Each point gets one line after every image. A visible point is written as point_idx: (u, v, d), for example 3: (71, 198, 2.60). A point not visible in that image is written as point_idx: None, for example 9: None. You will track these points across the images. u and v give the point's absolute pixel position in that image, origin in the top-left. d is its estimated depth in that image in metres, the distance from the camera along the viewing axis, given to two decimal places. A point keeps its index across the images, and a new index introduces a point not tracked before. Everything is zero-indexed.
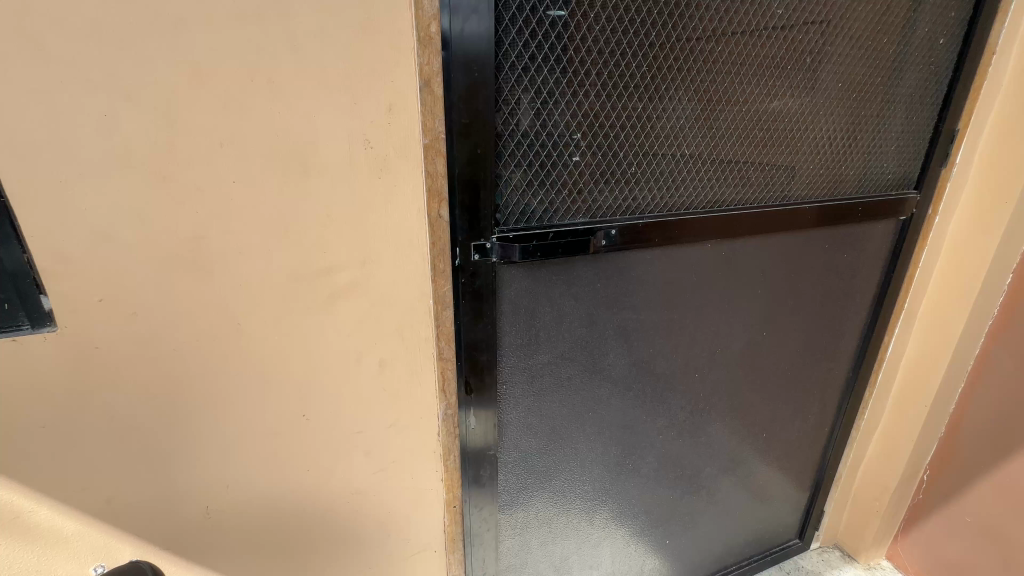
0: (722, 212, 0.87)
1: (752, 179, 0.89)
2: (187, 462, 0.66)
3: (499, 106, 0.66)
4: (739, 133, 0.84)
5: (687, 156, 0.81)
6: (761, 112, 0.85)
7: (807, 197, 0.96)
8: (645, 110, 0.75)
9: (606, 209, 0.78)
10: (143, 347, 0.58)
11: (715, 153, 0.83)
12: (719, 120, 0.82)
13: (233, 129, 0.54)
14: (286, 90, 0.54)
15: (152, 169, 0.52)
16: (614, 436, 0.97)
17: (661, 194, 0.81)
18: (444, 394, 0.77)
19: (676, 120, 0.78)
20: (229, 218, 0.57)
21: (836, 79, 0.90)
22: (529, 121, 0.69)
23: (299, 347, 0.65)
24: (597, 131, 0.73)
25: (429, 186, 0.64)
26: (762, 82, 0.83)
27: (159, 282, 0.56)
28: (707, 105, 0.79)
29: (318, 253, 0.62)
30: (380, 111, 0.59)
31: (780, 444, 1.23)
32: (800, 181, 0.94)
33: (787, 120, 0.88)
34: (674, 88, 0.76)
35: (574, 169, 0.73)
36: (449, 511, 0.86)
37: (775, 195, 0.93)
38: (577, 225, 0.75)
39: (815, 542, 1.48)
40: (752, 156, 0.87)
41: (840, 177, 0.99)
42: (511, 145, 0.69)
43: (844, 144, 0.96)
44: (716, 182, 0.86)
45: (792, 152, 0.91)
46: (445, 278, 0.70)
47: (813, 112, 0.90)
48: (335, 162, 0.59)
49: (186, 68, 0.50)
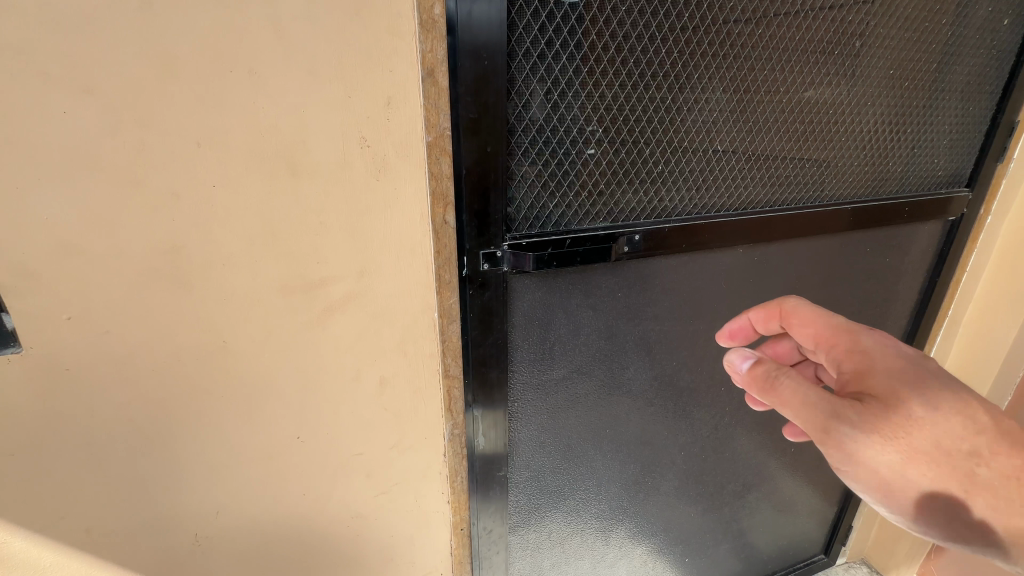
0: (757, 213, 0.79)
1: (789, 177, 0.81)
2: (172, 489, 0.61)
3: (511, 98, 0.59)
4: (777, 127, 0.76)
5: (719, 152, 0.73)
6: (803, 102, 0.77)
7: (849, 196, 0.88)
8: (675, 102, 0.68)
9: (630, 212, 0.71)
10: (119, 367, 0.53)
11: (751, 148, 0.76)
12: (757, 112, 0.74)
13: (212, 127, 0.48)
14: (271, 82, 0.48)
15: (121, 172, 0.47)
16: (633, 453, 0.90)
17: (690, 195, 0.74)
18: (451, 412, 0.71)
19: (709, 112, 0.70)
20: (210, 226, 0.51)
21: (886, 66, 0.81)
22: (546, 115, 0.62)
23: (291, 365, 0.60)
24: (621, 125, 0.66)
25: (433, 188, 0.57)
26: (805, 70, 0.75)
27: (135, 296, 0.51)
28: (743, 95, 0.72)
29: (311, 264, 0.56)
30: (378, 104, 0.52)
31: (809, 459, 1.16)
32: (842, 178, 0.86)
33: (830, 111, 0.80)
34: (708, 76, 0.68)
35: (595, 169, 0.67)
36: (456, 534, 0.80)
37: (815, 194, 0.85)
38: (597, 230, 0.68)
39: (842, 557, 1.40)
40: (791, 151, 0.79)
41: (885, 174, 0.90)
42: (525, 143, 0.62)
43: (892, 138, 0.87)
44: (751, 181, 0.78)
45: (835, 147, 0.83)
46: (452, 289, 0.63)
47: (859, 102, 0.81)
48: (327, 163, 0.52)
49: (156, 57, 0.44)
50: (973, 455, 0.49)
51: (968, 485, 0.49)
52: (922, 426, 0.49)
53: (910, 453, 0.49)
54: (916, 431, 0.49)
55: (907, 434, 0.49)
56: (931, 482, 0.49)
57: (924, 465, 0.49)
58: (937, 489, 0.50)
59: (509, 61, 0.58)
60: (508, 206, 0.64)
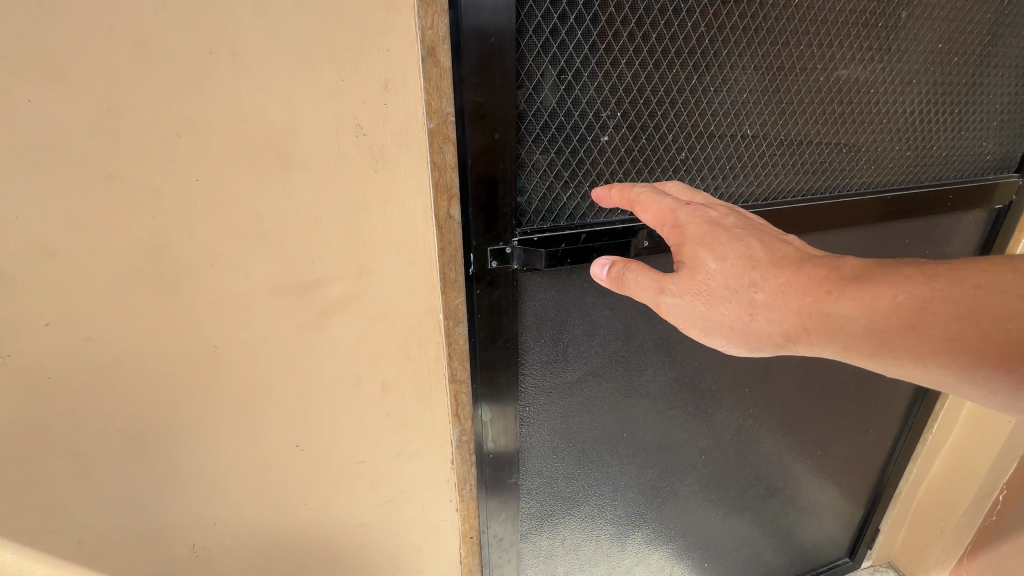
0: (789, 203, 0.73)
1: (823, 163, 0.75)
2: (166, 500, 0.58)
3: (521, 81, 0.54)
4: (812, 108, 0.70)
5: (749, 136, 0.68)
6: (841, 81, 0.70)
7: (887, 183, 0.82)
8: (701, 82, 0.62)
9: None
10: (105, 375, 0.50)
11: (783, 132, 0.70)
12: (790, 92, 0.68)
13: (193, 116, 0.44)
14: (256, 64, 0.44)
15: (96, 166, 0.43)
16: (651, 457, 0.86)
17: (716, 184, 0.68)
18: (459, 418, 0.67)
19: (738, 93, 0.65)
20: (194, 224, 0.47)
21: (932, 40, 0.74)
22: (559, 98, 0.57)
23: (288, 371, 0.56)
24: (642, 109, 0.60)
25: (435, 179, 0.53)
26: (844, 45, 0.69)
27: (117, 299, 0.47)
28: (776, 74, 0.66)
29: (306, 263, 0.52)
30: (374, 89, 0.47)
31: (835, 461, 1.10)
32: (881, 163, 0.79)
33: (871, 90, 0.73)
34: (738, 53, 0.62)
35: (612, 157, 0.61)
36: (466, 543, 0.77)
37: (850, 181, 0.79)
38: (614, 223, 0.64)
39: (867, 560, 1.35)
40: (826, 135, 0.73)
41: (928, 159, 0.83)
42: (537, 129, 0.57)
43: (936, 119, 0.80)
44: (782, 168, 0.72)
45: (874, 129, 0.76)
46: (458, 289, 0.59)
47: (902, 80, 0.75)
48: (320, 154, 0.48)
49: (127, 37, 0.40)
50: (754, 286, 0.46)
51: (757, 311, 0.45)
52: (714, 276, 0.46)
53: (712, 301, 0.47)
54: (710, 284, 0.46)
55: (702, 289, 0.47)
56: (732, 321, 0.46)
57: (722, 305, 0.46)
58: (742, 326, 0.46)
59: (518, 39, 0.52)
60: (518, 198, 0.59)
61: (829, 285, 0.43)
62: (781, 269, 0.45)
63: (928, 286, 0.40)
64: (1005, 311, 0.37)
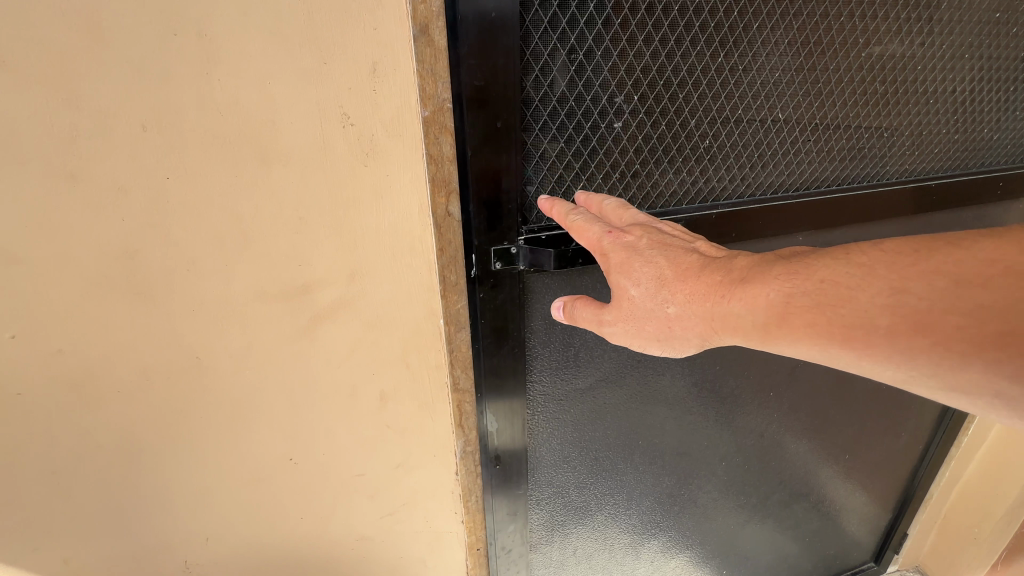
0: (822, 194, 0.67)
1: (862, 149, 0.68)
2: (154, 517, 0.55)
3: (526, 62, 0.49)
4: (851, 88, 0.63)
5: (780, 121, 0.61)
6: (885, 56, 0.63)
7: (931, 170, 0.75)
8: (729, 60, 0.56)
9: (669, 196, 0.60)
10: (81, 390, 0.46)
11: (818, 116, 0.63)
12: (828, 70, 0.61)
13: (159, 107, 0.39)
14: (227, 48, 0.39)
15: (55, 165, 0.39)
16: (668, 465, 0.81)
17: (742, 173, 0.63)
18: (462, 429, 0.63)
19: (770, 72, 0.58)
20: (168, 227, 0.43)
21: (987, 8, 0.67)
22: (569, 80, 0.51)
23: (279, 381, 0.53)
24: (662, 91, 0.54)
25: (432, 174, 0.48)
26: (888, 16, 0.62)
27: (88, 310, 0.44)
28: (811, 49, 0.59)
29: (293, 267, 0.48)
30: (362, 73, 0.42)
31: (863, 465, 1.04)
32: (925, 148, 0.72)
33: (917, 67, 0.66)
34: (770, 27, 0.56)
35: (628, 145, 0.56)
36: (472, 554, 0.73)
37: (891, 168, 0.72)
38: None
39: (894, 565, 1.29)
40: (865, 118, 0.66)
41: (977, 143, 0.76)
42: (544, 117, 0.52)
43: (987, 98, 0.73)
44: (815, 155, 0.66)
45: (919, 110, 0.69)
46: (459, 292, 0.54)
47: (952, 55, 0.67)
48: (304, 147, 0.43)
49: (78, 18, 0.35)
50: (664, 300, 0.43)
51: (672, 324, 0.44)
52: (633, 302, 0.45)
53: (641, 324, 0.45)
54: (632, 307, 0.45)
55: (627, 313, 0.45)
56: (657, 336, 0.45)
57: (648, 326, 0.45)
58: (668, 337, 0.45)
59: (523, 14, 0.47)
60: (524, 193, 0.54)
61: (722, 290, 0.41)
62: (685, 277, 0.43)
63: (794, 278, 0.38)
64: (841, 299, 0.36)
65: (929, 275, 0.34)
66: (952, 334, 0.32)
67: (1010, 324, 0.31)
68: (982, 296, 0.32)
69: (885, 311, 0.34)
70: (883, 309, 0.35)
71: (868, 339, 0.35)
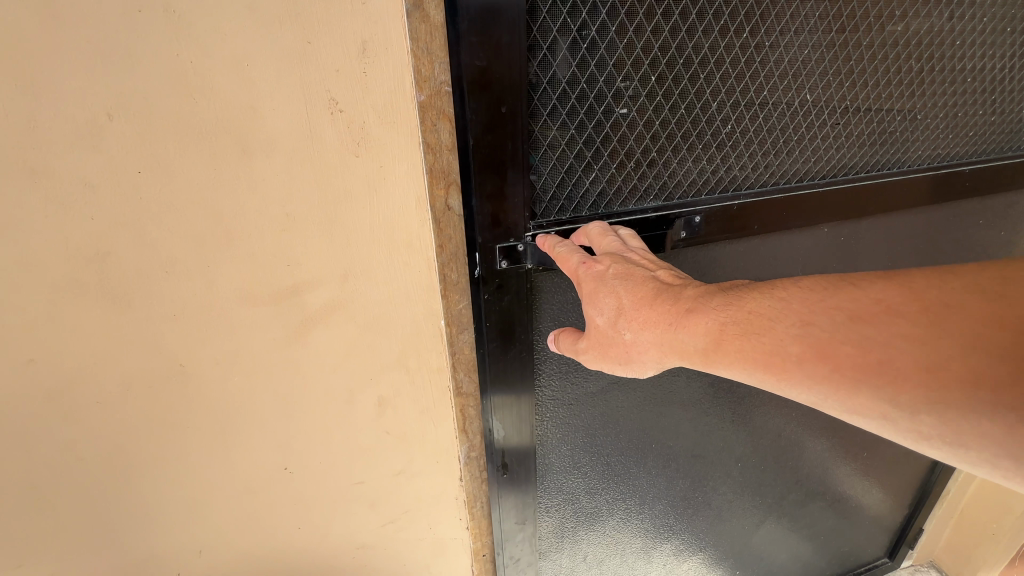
0: (849, 182, 0.63)
1: (894, 134, 0.64)
2: (142, 531, 0.52)
3: (532, 41, 0.45)
4: (885, 67, 0.59)
5: (807, 103, 0.57)
6: (921, 31, 0.59)
7: (965, 154, 0.70)
8: (754, 36, 0.51)
9: (688, 186, 0.56)
10: (58, 402, 0.43)
11: (847, 98, 0.59)
12: (860, 48, 0.57)
13: (126, 95, 0.35)
14: (199, 26, 0.35)
15: (12, 160, 0.35)
16: (682, 468, 0.78)
17: (765, 162, 0.59)
18: (467, 433, 0.60)
19: (798, 50, 0.54)
20: (142, 226, 0.39)
21: None
22: (578, 61, 0.46)
23: (269, 389, 0.49)
24: (682, 72, 0.50)
25: (430, 165, 0.44)
26: None
27: (60, 317, 0.40)
28: (843, 24, 0.55)
29: (280, 267, 0.44)
30: (350, 53, 0.38)
31: (881, 461, 1.01)
32: (960, 131, 0.68)
33: (955, 44, 0.61)
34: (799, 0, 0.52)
35: (645, 132, 0.51)
36: (478, 560, 0.70)
37: (924, 154, 0.67)
38: (645, 211, 0.54)
39: (909, 561, 1.26)
40: (898, 100, 0.62)
41: (1013, 126, 0.72)
42: (552, 102, 0.47)
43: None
44: (843, 141, 0.62)
45: (956, 90, 0.65)
46: (460, 291, 0.50)
47: (992, 30, 0.63)
48: (288, 137, 0.40)
49: None
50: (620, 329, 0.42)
51: (631, 350, 0.42)
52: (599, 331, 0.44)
53: (606, 351, 0.44)
54: (600, 335, 0.44)
55: (595, 340, 0.45)
56: (619, 360, 0.44)
57: (610, 352, 0.44)
58: (629, 361, 0.43)
59: None
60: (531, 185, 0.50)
61: (668, 319, 0.39)
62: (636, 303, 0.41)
63: (728, 308, 0.37)
64: (762, 329, 0.35)
65: (830, 310, 0.34)
66: (847, 361, 0.32)
67: (889, 353, 0.31)
68: (867, 330, 0.32)
69: (797, 340, 0.34)
70: (794, 339, 0.34)
71: (784, 366, 0.34)
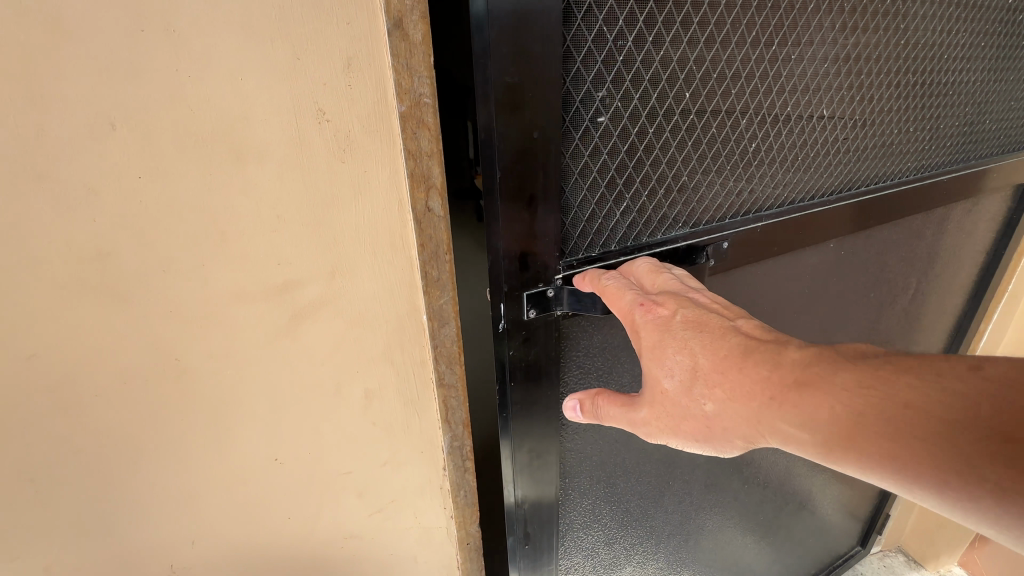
0: (819, 204, 0.77)
1: (846, 163, 0.79)
2: (137, 522, 0.54)
3: (569, 104, 0.53)
4: (835, 114, 0.73)
5: (779, 147, 0.70)
6: (857, 86, 0.73)
7: (897, 173, 0.87)
8: (740, 100, 0.63)
9: (701, 215, 0.68)
10: (57, 394, 0.45)
11: (809, 139, 0.72)
12: (814, 103, 0.70)
13: (128, 105, 0.38)
14: (199, 43, 0.38)
15: (20, 164, 0.37)
16: (682, 483, 0.89)
17: (752, 195, 0.71)
18: (449, 423, 0.62)
19: (772, 108, 0.66)
20: (141, 226, 0.42)
21: (931, 38, 0.78)
22: (614, 123, 0.56)
23: (260, 382, 0.52)
24: (691, 129, 0.61)
25: (410, 169, 0.47)
26: (860, 50, 0.71)
27: (61, 313, 0.43)
28: (802, 86, 0.68)
29: (271, 265, 0.47)
30: (337, 68, 0.42)
31: None
32: (893, 154, 0.84)
33: (882, 91, 0.76)
34: (771, 70, 0.64)
35: (665, 175, 0.62)
36: (462, 549, 0.73)
37: (868, 177, 0.83)
38: (677, 241, 0.65)
39: (877, 546, 1.33)
40: (847, 138, 0.76)
41: (930, 147, 0.89)
42: (591, 156, 0.56)
43: (936, 109, 0.86)
44: (809, 173, 0.75)
45: (887, 126, 0.80)
46: (441, 287, 0.54)
47: (908, 78, 0.79)
48: (278, 144, 0.43)
49: (40, 12, 0.34)
50: (701, 398, 0.46)
51: (712, 424, 0.46)
52: (670, 396, 0.48)
53: (681, 421, 0.48)
54: (668, 399, 0.48)
55: (662, 405, 0.49)
56: (696, 434, 0.47)
57: (685, 423, 0.48)
58: (707, 435, 0.47)
59: (564, 62, 0.51)
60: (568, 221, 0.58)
61: (769, 394, 0.42)
62: (727, 376, 0.44)
63: (852, 391, 0.39)
64: (897, 418, 0.37)
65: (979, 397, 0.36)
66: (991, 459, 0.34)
67: None
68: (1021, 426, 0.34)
69: (937, 434, 0.36)
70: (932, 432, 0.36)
71: (921, 463, 0.36)
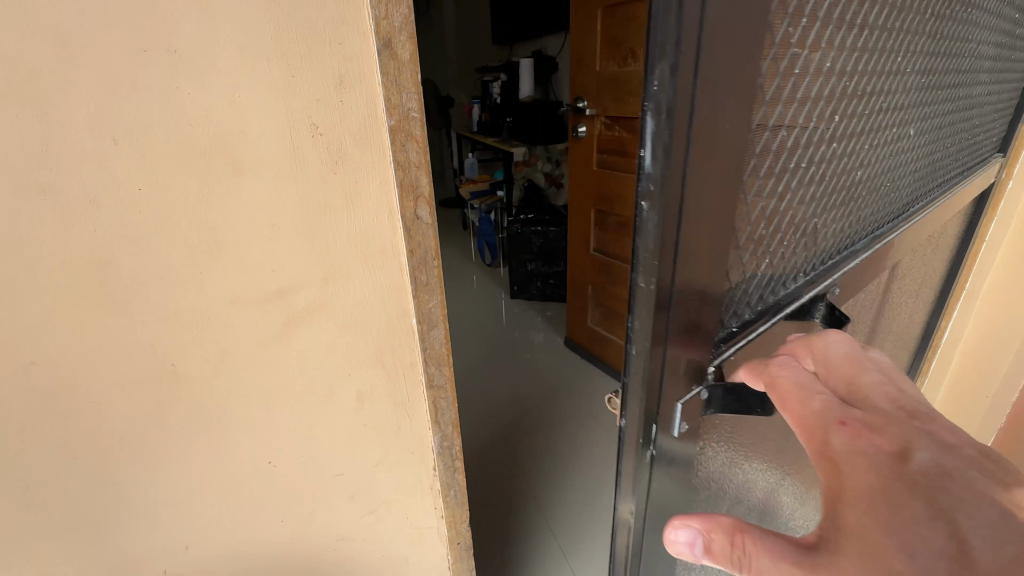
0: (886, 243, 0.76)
1: (890, 195, 0.79)
2: (131, 527, 0.55)
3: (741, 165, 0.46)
4: (883, 154, 0.72)
5: (846, 191, 0.67)
6: (899, 125, 0.73)
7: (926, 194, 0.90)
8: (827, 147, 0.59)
9: (803, 263, 0.64)
10: (54, 401, 0.47)
11: (865, 180, 0.71)
12: (870, 148, 0.68)
13: (129, 121, 0.40)
14: (199, 63, 0.40)
15: (23, 179, 0.39)
16: None
17: (831, 244, 0.68)
18: (439, 424, 0.64)
19: (846, 153, 0.64)
20: (140, 236, 0.44)
21: (947, 69, 0.81)
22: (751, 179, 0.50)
23: (254, 386, 0.54)
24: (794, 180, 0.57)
25: (400, 180, 0.50)
26: (901, 93, 0.70)
27: (58, 322, 0.44)
28: (863, 132, 0.65)
29: (265, 273, 0.49)
30: (329, 85, 0.44)
31: None
32: (918, 178, 0.86)
33: (915, 126, 0.78)
34: (846, 117, 0.61)
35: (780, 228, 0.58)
36: (453, 549, 0.75)
37: (905, 203, 0.85)
38: (800, 294, 0.61)
39: None
40: (890, 172, 0.76)
41: (940, 163, 0.94)
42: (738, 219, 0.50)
43: (947, 130, 0.90)
44: (867, 211, 0.74)
45: (915, 156, 0.82)
46: (430, 292, 0.56)
47: (931, 110, 0.81)
48: (272, 157, 0.45)
49: (46, 35, 0.36)
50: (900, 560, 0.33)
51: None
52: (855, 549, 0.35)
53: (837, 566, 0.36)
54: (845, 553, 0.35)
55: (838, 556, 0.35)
56: None
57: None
58: None
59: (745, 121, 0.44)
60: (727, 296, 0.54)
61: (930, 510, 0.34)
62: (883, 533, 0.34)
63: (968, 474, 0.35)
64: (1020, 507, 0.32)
65: None
66: None
67: None
68: None
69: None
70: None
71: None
